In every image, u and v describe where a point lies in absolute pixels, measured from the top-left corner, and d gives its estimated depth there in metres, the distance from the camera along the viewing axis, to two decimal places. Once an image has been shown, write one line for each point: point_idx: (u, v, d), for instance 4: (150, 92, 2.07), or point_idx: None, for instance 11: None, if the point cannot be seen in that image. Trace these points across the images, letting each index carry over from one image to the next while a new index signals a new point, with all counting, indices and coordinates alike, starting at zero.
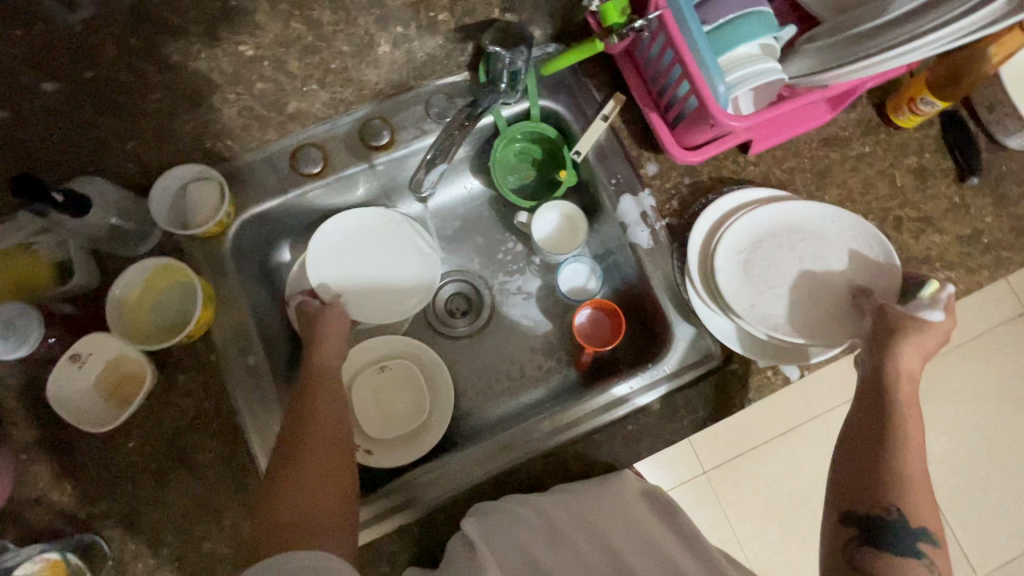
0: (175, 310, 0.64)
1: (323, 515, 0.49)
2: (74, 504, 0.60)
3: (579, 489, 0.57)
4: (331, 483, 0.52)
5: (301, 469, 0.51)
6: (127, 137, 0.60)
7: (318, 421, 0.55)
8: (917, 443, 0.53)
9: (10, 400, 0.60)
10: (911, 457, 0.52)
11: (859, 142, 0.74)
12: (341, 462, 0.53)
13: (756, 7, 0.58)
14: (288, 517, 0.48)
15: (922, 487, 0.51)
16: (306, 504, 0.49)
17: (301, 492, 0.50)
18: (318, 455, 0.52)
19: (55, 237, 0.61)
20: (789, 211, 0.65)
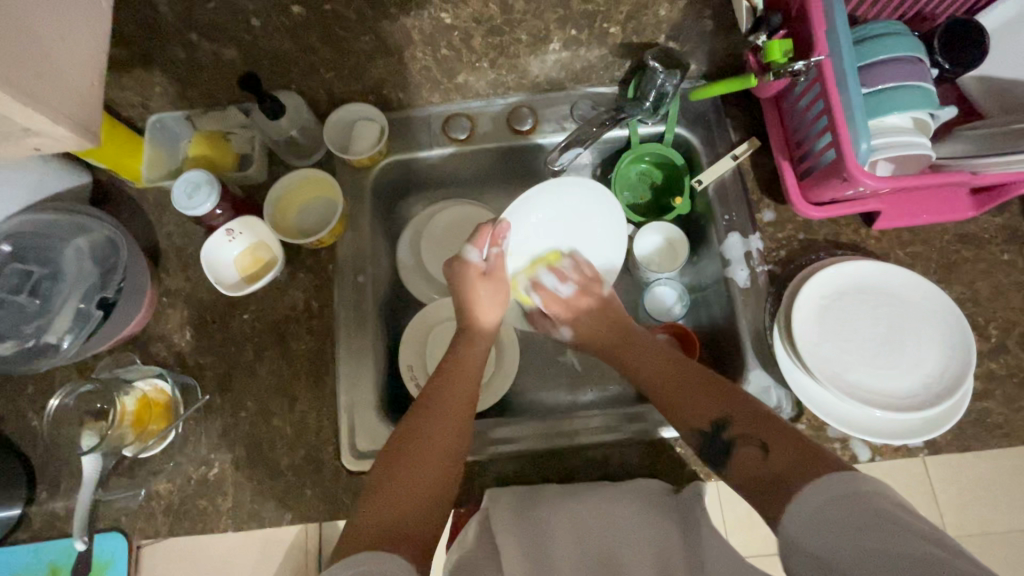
0: (317, 217, 0.74)
1: (420, 530, 0.51)
2: (187, 352, 0.70)
3: (610, 492, 0.60)
4: (432, 496, 0.54)
5: (405, 472, 0.54)
6: (327, 68, 0.70)
7: (422, 445, 0.56)
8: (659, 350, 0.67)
9: (170, 252, 0.73)
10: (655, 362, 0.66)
11: (998, 247, 0.70)
12: (445, 482, 0.55)
13: (920, 81, 0.59)
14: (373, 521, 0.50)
15: (675, 376, 0.63)
16: (403, 511, 0.51)
17: (403, 499, 0.52)
18: (422, 469, 0.54)
19: (248, 133, 0.74)
20: (872, 277, 0.65)
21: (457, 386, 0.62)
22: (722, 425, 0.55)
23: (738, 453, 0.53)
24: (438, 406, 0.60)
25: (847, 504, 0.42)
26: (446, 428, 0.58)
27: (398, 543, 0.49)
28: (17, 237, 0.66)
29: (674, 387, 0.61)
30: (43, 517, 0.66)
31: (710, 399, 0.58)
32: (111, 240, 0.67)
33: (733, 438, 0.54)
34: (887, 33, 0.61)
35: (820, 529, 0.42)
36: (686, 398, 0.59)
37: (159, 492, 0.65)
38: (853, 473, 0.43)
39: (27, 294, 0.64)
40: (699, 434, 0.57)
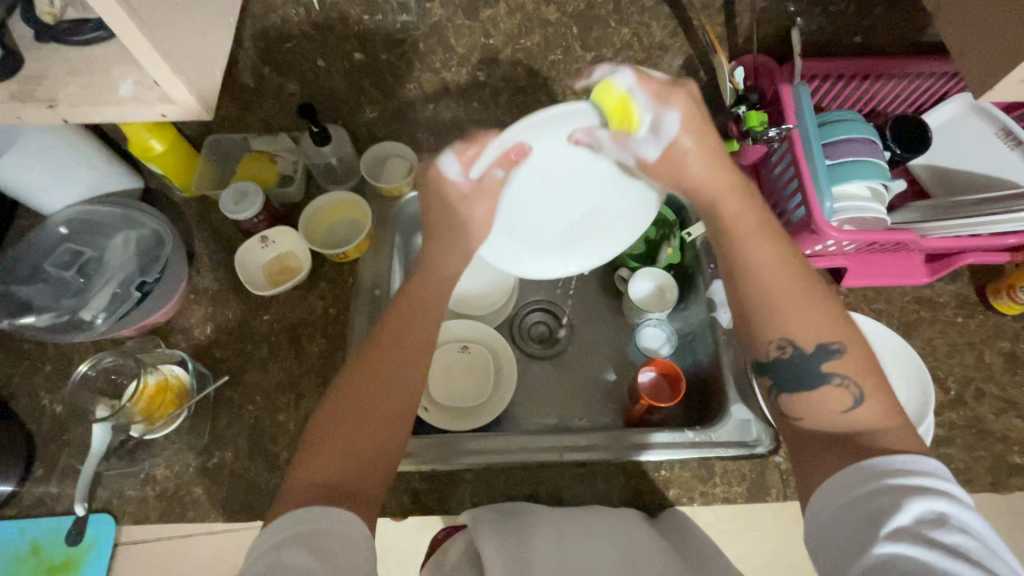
0: (344, 232, 0.80)
1: (365, 483, 0.48)
2: (205, 344, 0.74)
3: (587, 513, 0.61)
4: (373, 456, 0.49)
5: (345, 424, 0.50)
6: (372, 107, 0.80)
7: (380, 394, 0.52)
8: (762, 262, 0.56)
9: (203, 254, 0.79)
10: (756, 275, 0.55)
11: (953, 310, 0.78)
12: (392, 435, 0.51)
13: (874, 158, 0.71)
14: (310, 478, 0.46)
15: (778, 301, 0.54)
16: (339, 467, 0.48)
17: (340, 452, 0.48)
18: (359, 425, 0.50)
19: (292, 157, 0.82)
20: (845, 320, 0.73)
21: (404, 337, 0.56)
22: (834, 348, 0.51)
23: (828, 386, 0.51)
24: (384, 347, 0.55)
25: (875, 506, 0.41)
26: (391, 383, 0.53)
27: (334, 497, 0.45)
28: (75, 223, 0.76)
29: (782, 298, 0.54)
30: (35, 496, 0.66)
31: (819, 305, 0.53)
32: (156, 233, 0.76)
33: (834, 371, 0.51)
34: (846, 119, 0.73)
35: (852, 524, 0.42)
36: (796, 305, 0.53)
37: (157, 475, 0.67)
38: (876, 469, 0.43)
39: (78, 272, 0.75)
40: (789, 346, 0.53)
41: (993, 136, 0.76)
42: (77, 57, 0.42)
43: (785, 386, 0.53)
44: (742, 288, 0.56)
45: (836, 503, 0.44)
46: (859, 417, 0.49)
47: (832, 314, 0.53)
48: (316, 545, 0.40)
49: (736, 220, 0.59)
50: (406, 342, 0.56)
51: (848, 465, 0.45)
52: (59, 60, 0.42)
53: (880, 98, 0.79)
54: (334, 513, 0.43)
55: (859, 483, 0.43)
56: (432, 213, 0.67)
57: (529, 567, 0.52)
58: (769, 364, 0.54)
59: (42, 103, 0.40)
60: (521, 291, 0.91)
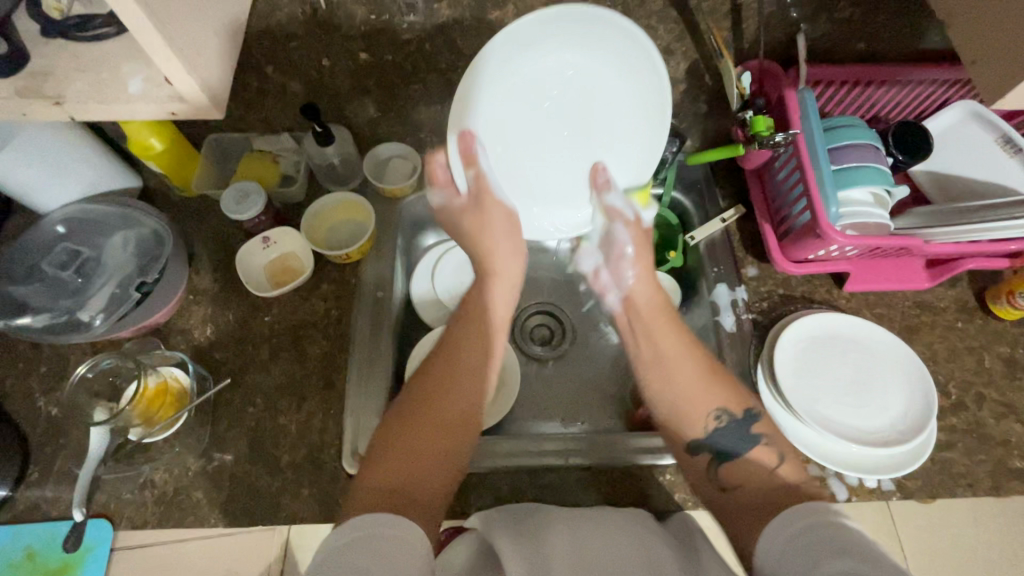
0: (347, 233, 0.79)
1: (427, 494, 0.49)
2: (205, 346, 0.73)
3: (594, 514, 0.61)
4: (436, 469, 0.51)
5: (409, 436, 0.52)
6: (376, 108, 0.79)
7: (441, 408, 0.55)
8: (673, 350, 0.61)
9: (203, 254, 0.77)
10: (671, 365, 0.60)
11: (953, 315, 0.78)
12: (454, 450, 0.53)
13: (877, 164, 0.71)
14: (383, 485, 0.48)
15: (700, 382, 0.59)
16: (404, 476, 0.49)
17: (407, 464, 0.50)
18: (423, 437, 0.52)
19: (295, 157, 0.81)
20: (845, 324, 0.74)
21: (457, 364, 0.59)
22: (753, 414, 0.57)
23: (756, 448, 0.55)
24: (450, 363, 0.59)
25: (816, 537, 0.43)
26: (452, 399, 0.56)
27: (401, 505, 0.46)
28: (72, 221, 0.75)
29: (696, 386, 0.58)
30: (29, 500, 0.65)
31: (729, 388, 0.59)
32: (155, 233, 0.75)
33: (760, 434, 0.56)
34: (849, 124, 0.73)
35: (798, 554, 0.43)
36: (713, 384, 0.59)
37: (156, 480, 0.66)
38: (816, 509, 0.45)
39: (74, 272, 0.73)
40: (719, 419, 0.57)
41: (993, 142, 0.77)
42: (84, 53, 0.41)
43: (724, 455, 0.56)
44: (648, 379, 0.61)
45: (781, 536, 0.45)
46: (783, 477, 0.52)
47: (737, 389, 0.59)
48: (373, 553, 0.41)
49: (653, 314, 0.65)
50: (461, 361, 0.60)
51: (794, 505, 0.47)
52: (65, 56, 0.41)
53: (882, 105, 0.79)
54: (392, 519, 0.44)
55: (802, 518, 0.45)
56: (460, 220, 0.69)
57: (549, 567, 0.50)
58: (704, 437, 0.57)
59: (49, 100, 0.40)
60: (523, 293, 0.91)
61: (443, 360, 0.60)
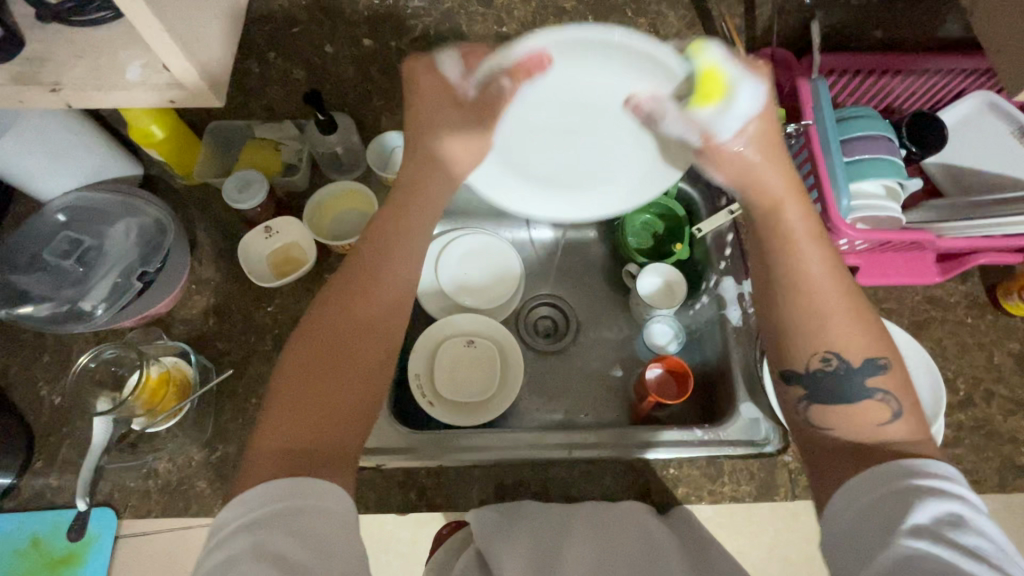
0: (350, 224, 0.78)
1: (333, 438, 0.48)
2: (207, 336, 0.72)
3: (597, 509, 0.60)
4: (354, 416, 0.49)
5: (318, 386, 0.49)
6: (379, 95, 0.78)
7: (350, 342, 0.51)
8: (814, 264, 0.53)
9: (205, 244, 0.77)
10: (805, 282, 0.53)
11: (963, 311, 0.77)
12: (364, 392, 0.50)
13: (891, 157, 0.69)
14: (277, 441, 0.46)
15: (837, 313, 0.52)
16: (315, 428, 0.47)
17: (314, 412, 0.48)
18: (331, 381, 0.49)
19: (297, 144, 0.78)
20: None
21: (376, 278, 0.55)
22: (880, 364, 0.51)
23: (867, 402, 0.50)
24: (366, 281, 0.54)
25: (894, 507, 0.41)
26: (358, 348, 0.51)
27: (303, 467, 0.44)
28: (74, 209, 0.74)
29: (832, 320, 0.52)
30: (34, 488, 0.65)
31: (866, 326, 0.52)
32: (158, 222, 0.74)
33: (881, 388, 0.50)
34: (862, 115, 0.71)
35: (871, 527, 0.42)
36: (854, 318, 0.52)
37: (159, 469, 0.66)
38: (886, 471, 0.44)
39: (76, 260, 0.73)
40: (839, 359, 0.51)
41: (1009, 135, 0.76)
42: (82, 39, 0.40)
43: (819, 398, 0.52)
44: (784, 299, 0.53)
45: (851, 505, 0.44)
46: (891, 432, 0.48)
47: (879, 330, 0.52)
48: (301, 530, 0.40)
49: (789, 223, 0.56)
50: (387, 278, 0.55)
51: (864, 469, 0.45)
52: (61, 42, 0.40)
53: (897, 94, 0.78)
54: (315, 487, 0.42)
55: (871, 487, 0.43)
56: (404, 170, 0.60)
57: (555, 567, 0.53)
58: (811, 375, 0.52)
59: (45, 86, 0.39)
60: (527, 285, 0.90)
61: (355, 275, 0.54)
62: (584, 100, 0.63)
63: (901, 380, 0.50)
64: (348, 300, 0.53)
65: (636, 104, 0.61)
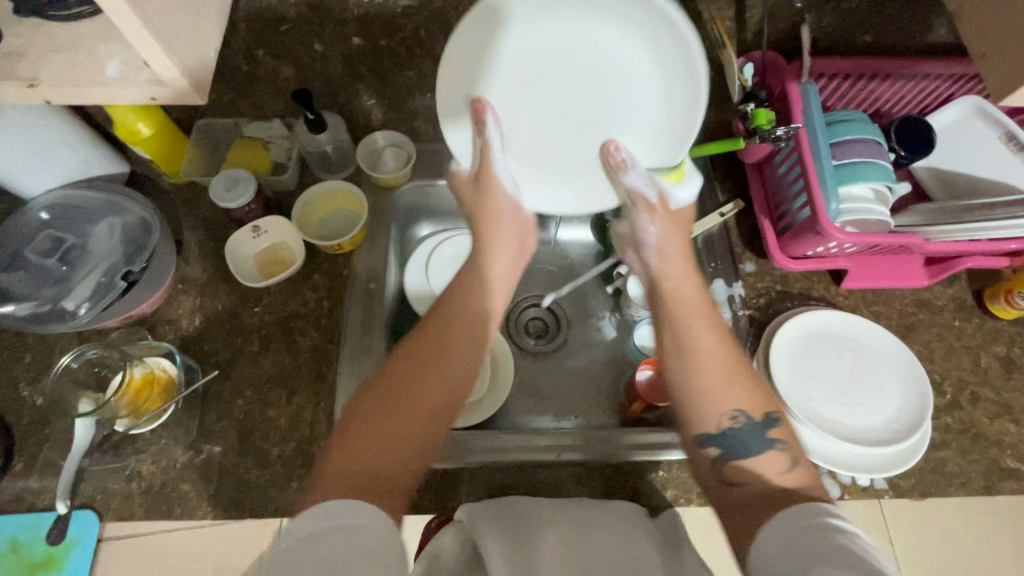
0: (339, 224, 0.78)
1: (386, 472, 0.45)
2: (193, 336, 0.71)
3: (588, 508, 0.59)
4: (403, 447, 0.46)
5: (376, 415, 0.47)
6: (370, 95, 0.78)
7: (431, 382, 0.50)
8: (704, 326, 0.55)
9: (192, 243, 0.76)
10: (701, 347, 0.53)
11: (950, 314, 0.78)
12: (429, 427, 0.48)
13: (880, 161, 0.70)
14: (343, 467, 0.44)
15: (732, 373, 0.53)
16: (373, 460, 0.45)
17: (376, 440, 0.46)
18: (393, 414, 0.48)
19: (286, 144, 0.78)
20: (847, 321, 0.73)
21: (455, 319, 0.54)
22: (773, 418, 0.52)
23: (769, 452, 0.50)
24: (461, 332, 0.54)
25: (816, 539, 0.39)
26: (431, 387, 0.50)
27: (357, 487, 0.43)
28: (57, 208, 0.73)
29: (714, 372, 0.53)
30: (13, 491, 0.64)
31: (753, 382, 0.53)
32: (143, 221, 0.73)
33: (779, 437, 0.51)
34: (851, 119, 0.72)
35: (791, 565, 0.39)
36: (740, 377, 0.53)
37: (142, 472, 0.65)
38: (807, 507, 0.42)
39: (59, 259, 0.72)
40: (743, 415, 0.52)
41: (997, 140, 0.76)
42: (61, 34, 0.40)
43: (735, 454, 0.51)
44: (680, 359, 0.53)
45: (771, 545, 0.41)
46: (796, 477, 0.48)
47: (762, 387, 0.54)
48: (344, 543, 0.38)
49: (691, 306, 0.56)
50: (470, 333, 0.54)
51: (785, 508, 0.43)
52: (40, 36, 0.39)
53: (885, 99, 0.78)
54: (372, 513, 0.41)
55: (792, 522, 0.42)
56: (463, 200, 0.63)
57: (535, 566, 0.51)
58: (719, 435, 0.52)
59: (22, 82, 0.38)
60: (518, 286, 0.90)
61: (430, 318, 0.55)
62: (577, 70, 0.59)
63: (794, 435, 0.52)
64: (420, 333, 0.53)
65: (616, 148, 0.60)
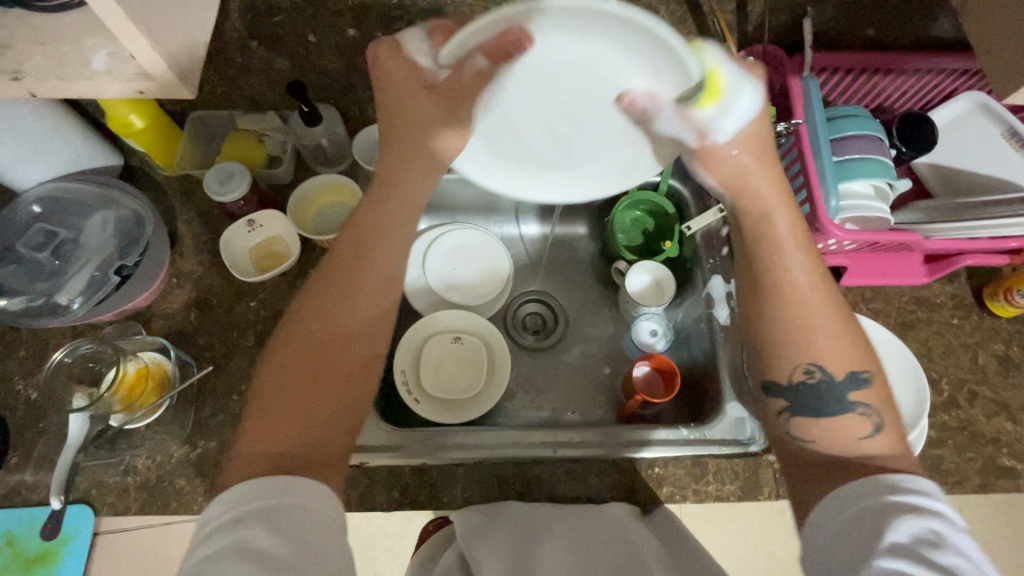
0: (334, 218, 0.77)
1: (315, 444, 0.47)
2: (188, 331, 0.71)
3: (578, 510, 0.61)
4: (326, 417, 0.48)
5: (292, 389, 0.48)
6: (365, 87, 0.76)
7: (337, 347, 0.51)
8: (798, 275, 0.54)
9: (187, 237, 0.75)
10: (792, 296, 0.53)
11: (949, 311, 0.77)
12: (347, 393, 0.50)
13: (881, 157, 0.69)
14: (262, 447, 0.45)
15: (823, 325, 0.53)
16: (295, 436, 0.46)
17: (295, 415, 0.47)
18: (315, 390, 0.48)
19: (280, 136, 0.77)
20: None
21: (361, 280, 0.54)
22: (862, 378, 0.51)
23: (851, 415, 0.51)
24: (356, 286, 0.54)
25: (882, 520, 0.41)
26: (344, 355, 0.51)
27: (285, 464, 0.44)
28: (49, 201, 0.73)
29: (801, 323, 0.53)
30: (7, 485, 0.64)
31: (846, 334, 0.53)
32: (136, 214, 0.73)
33: (861, 400, 0.51)
34: (852, 114, 0.71)
35: (853, 539, 0.42)
36: (833, 330, 0.53)
37: (137, 466, 0.65)
38: (880, 483, 0.44)
39: (51, 253, 0.71)
40: (827, 374, 0.52)
41: (1001, 137, 0.75)
42: (46, 26, 0.39)
43: (812, 411, 0.52)
44: (767, 309, 0.54)
45: (834, 519, 0.44)
46: (869, 447, 0.49)
47: (860, 340, 0.53)
48: (274, 521, 0.39)
49: (781, 247, 0.55)
50: (374, 289, 0.54)
51: (851, 482, 0.45)
52: (23, 28, 0.39)
53: (888, 93, 0.77)
54: (296, 484, 0.42)
55: (859, 498, 0.43)
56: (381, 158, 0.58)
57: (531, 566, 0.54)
58: (801, 388, 0.53)
59: (6, 74, 0.37)
60: (516, 281, 0.89)
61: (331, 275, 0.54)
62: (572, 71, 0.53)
63: (884, 394, 0.51)
64: (328, 297, 0.53)
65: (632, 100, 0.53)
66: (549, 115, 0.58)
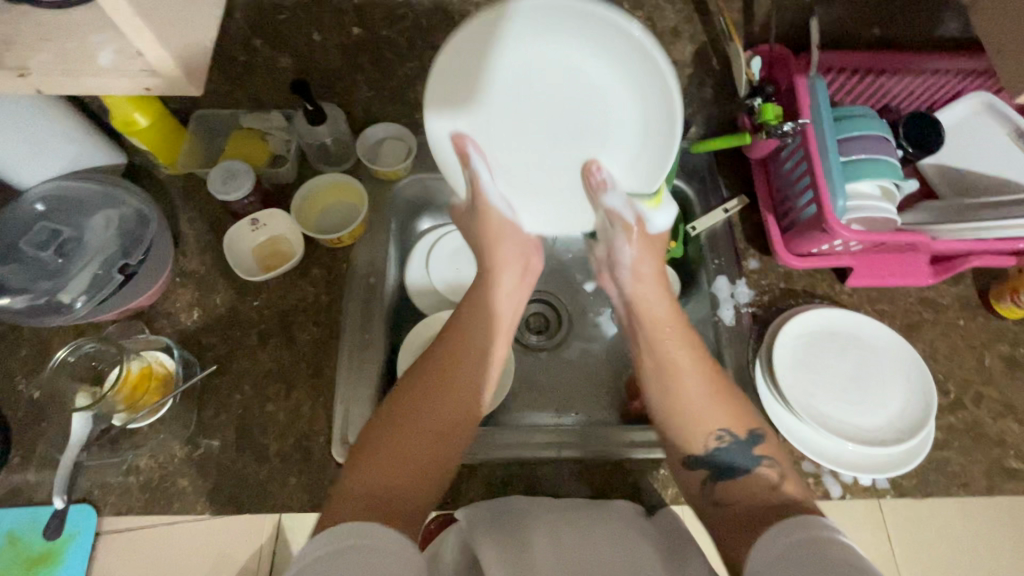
0: (339, 217, 0.77)
1: (402, 498, 0.49)
2: (191, 330, 0.71)
3: (583, 510, 0.60)
4: (415, 471, 0.51)
5: (401, 440, 0.52)
6: (369, 86, 0.76)
7: (437, 407, 0.55)
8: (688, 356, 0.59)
9: (191, 236, 0.75)
10: (683, 368, 0.58)
11: (955, 312, 0.77)
12: (440, 450, 0.54)
13: (888, 157, 0.69)
14: (359, 488, 0.48)
15: (714, 398, 0.56)
16: (391, 483, 0.49)
17: (395, 464, 0.51)
18: (412, 441, 0.53)
19: (285, 135, 0.78)
20: (852, 320, 0.73)
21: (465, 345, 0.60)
22: (757, 435, 0.55)
23: (754, 468, 0.53)
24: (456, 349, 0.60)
25: (815, 548, 0.40)
26: (446, 409, 0.56)
27: (383, 509, 0.47)
28: (54, 199, 0.72)
29: (699, 393, 0.56)
30: (10, 485, 0.64)
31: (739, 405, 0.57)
32: (139, 213, 0.72)
33: (763, 455, 0.54)
34: (859, 115, 0.71)
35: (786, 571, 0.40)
36: (724, 397, 0.56)
37: (140, 466, 0.65)
38: (805, 518, 0.43)
39: (55, 252, 0.71)
40: (728, 434, 0.55)
41: (1006, 137, 0.75)
42: (51, 23, 0.39)
43: (721, 474, 0.53)
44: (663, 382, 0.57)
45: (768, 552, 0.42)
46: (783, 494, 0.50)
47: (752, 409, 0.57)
48: (357, 559, 0.40)
49: (677, 330, 0.61)
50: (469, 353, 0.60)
51: (782, 518, 0.44)
52: (28, 25, 0.39)
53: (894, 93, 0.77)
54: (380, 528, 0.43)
55: (791, 530, 0.43)
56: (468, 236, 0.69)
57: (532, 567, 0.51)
58: (705, 452, 0.55)
59: (11, 72, 0.37)
60: None
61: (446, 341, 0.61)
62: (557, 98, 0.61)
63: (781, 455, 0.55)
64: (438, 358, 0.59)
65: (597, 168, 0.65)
66: (534, 148, 0.65)
